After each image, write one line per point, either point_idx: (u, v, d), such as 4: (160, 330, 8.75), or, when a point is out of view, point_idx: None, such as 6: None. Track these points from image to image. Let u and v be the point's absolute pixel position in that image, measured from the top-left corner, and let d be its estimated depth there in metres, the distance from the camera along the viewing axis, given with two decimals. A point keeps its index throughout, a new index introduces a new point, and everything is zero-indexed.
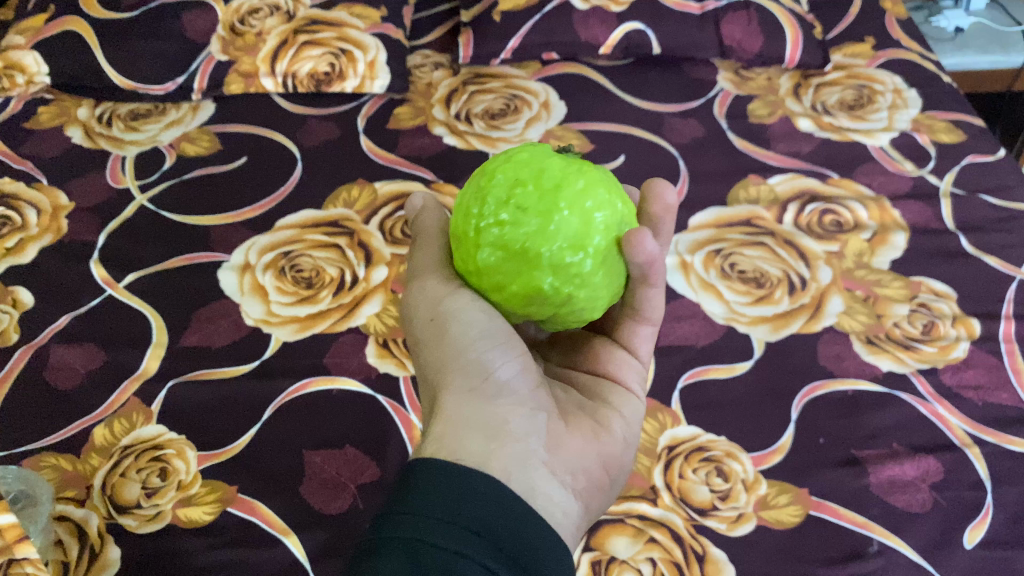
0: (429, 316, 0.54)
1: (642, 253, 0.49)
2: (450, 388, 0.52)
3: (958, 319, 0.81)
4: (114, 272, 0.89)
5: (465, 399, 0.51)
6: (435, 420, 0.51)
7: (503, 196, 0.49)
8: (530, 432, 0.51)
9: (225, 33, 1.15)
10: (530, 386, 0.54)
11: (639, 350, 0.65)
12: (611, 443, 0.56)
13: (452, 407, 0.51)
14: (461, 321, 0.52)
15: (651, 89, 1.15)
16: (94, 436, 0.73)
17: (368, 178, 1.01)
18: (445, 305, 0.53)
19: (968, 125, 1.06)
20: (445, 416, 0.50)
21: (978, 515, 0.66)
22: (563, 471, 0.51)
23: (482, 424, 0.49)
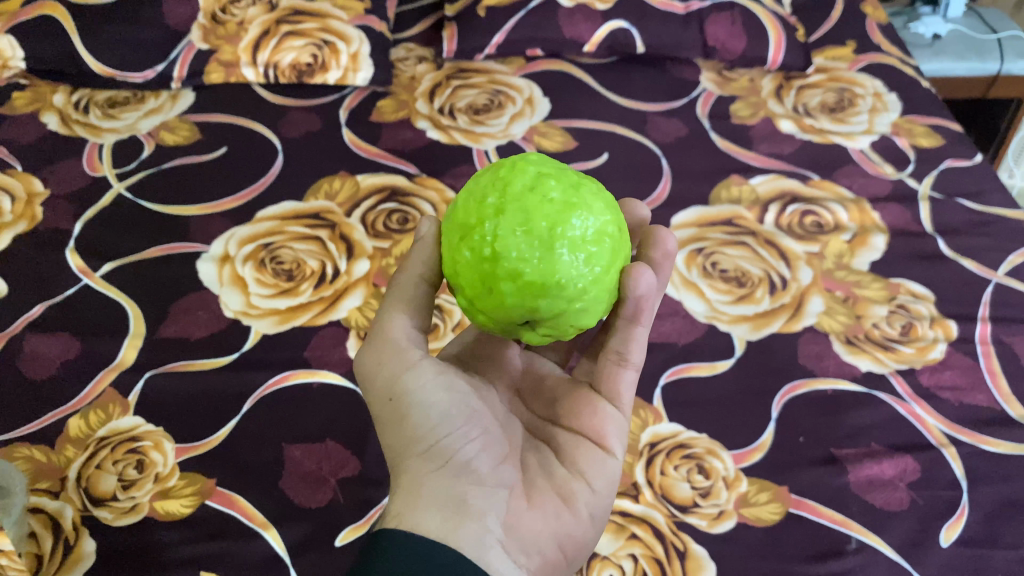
0: (389, 396, 0.52)
1: (642, 285, 0.55)
2: (410, 467, 0.52)
3: (936, 320, 0.82)
4: (90, 261, 0.88)
5: (425, 480, 0.51)
6: (394, 501, 0.51)
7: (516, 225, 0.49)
8: (490, 511, 0.51)
9: (206, 21, 1.13)
10: (494, 464, 0.54)
11: (621, 399, 0.61)
12: (574, 522, 0.55)
13: (411, 488, 0.50)
14: (422, 401, 0.52)
15: (635, 87, 1.15)
16: (69, 427, 0.72)
17: (350, 171, 1.00)
18: (407, 384, 0.52)
19: (947, 130, 1.08)
20: (405, 497, 0.50)
21: (953, 514, 0.67)
22: (518, 550, 0.51)
23: (445, 500, 0.50)
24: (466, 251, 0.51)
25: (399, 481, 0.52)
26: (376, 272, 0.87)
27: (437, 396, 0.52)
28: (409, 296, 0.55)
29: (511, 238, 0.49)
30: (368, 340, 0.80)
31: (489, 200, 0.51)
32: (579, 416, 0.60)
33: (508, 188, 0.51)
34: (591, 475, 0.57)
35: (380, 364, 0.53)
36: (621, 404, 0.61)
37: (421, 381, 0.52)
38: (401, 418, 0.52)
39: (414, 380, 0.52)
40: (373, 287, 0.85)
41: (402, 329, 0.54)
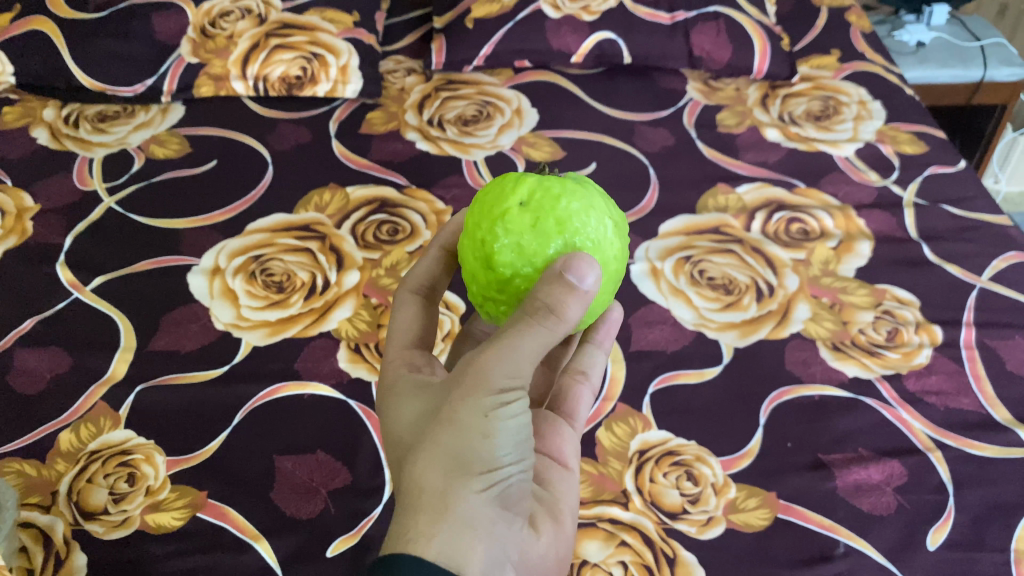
0: (486, 412, 0.46)
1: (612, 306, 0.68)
2: (464, 486, 0.45)
3: (921, 326, 0.83)
4: (81, 275, 0.88)
5: (476, 507, 0.45)
6: (429, 511, 0.44)
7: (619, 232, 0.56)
8: (509, 541, 0.47)
9: (195, 35, 1.14)
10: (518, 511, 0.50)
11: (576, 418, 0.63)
12: (564, 544, 0.54)
13: (458, 510, 0.45)
14: (507, 435, 0.47)
15: (622, 98, 1.16)
16: (59, 441, 0.72)
17: (340, 183, 1.01)
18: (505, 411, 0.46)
19: (931, 137, 1.09)
20: (446, 517, 0.44)
21: (940, 517, 0.67)
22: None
23: (481, 526, 0.45)
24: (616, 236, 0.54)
25: (441, 492, 0.45)
26: (366, 283, 0.87)
27: (517, 429, 0.48)
28: (550, 340, 0.48)
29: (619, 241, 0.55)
30: (359, 351, 0.81)
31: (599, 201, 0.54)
32: (543, 438, 0.60)
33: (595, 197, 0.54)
34: (568, 502, 0.57)
35: (494, 374, 0.46)
36: (575, 422, 0.63)
37: (515, 418, 0.47)
38: (484, 436, 0.46)
39: (509, 411, 0.47)
40: (364, 297, 0.86)
41: (532, 357, 0.47)
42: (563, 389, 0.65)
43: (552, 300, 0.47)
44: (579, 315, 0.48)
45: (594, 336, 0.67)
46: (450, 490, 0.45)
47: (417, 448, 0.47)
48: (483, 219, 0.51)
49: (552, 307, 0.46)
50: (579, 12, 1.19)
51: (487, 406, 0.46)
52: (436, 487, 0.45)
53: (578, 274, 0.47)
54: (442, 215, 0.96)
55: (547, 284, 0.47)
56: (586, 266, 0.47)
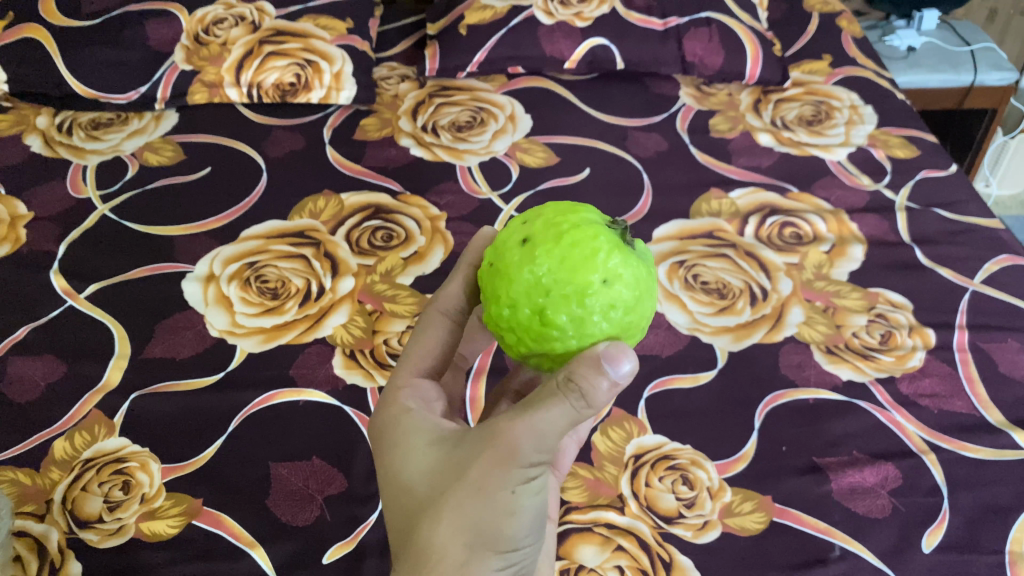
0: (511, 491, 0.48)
1: None
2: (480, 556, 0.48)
3: (914, 329, 0.83)
4: (75, 282, 0.88)
5: None
6: None
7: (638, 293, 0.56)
8: None
9: (189, 42, 1.14)
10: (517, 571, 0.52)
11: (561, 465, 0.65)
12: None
13: None
14: (529, 512, 0.49)
15: (615, 103, 1.17)
16: (54, 449, 0.72)
17: (334, 190, 1.01)
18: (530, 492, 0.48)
19: (922, 141, 1.10)
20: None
21: (935, 520, 0.67)
22: None
23: None
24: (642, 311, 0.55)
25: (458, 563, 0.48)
26: (361, 289, 0.87)
27: (538, 506, 0.50)
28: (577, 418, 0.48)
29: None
30: (354, 358, 0.80)
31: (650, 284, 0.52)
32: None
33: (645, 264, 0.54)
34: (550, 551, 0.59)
35: (528, 449, 0.47)
36: (557, 472, 0.65)
37: (536, 494, 0.49)
38: (508, 517, 0.48)
39: (532, 490, 0.49)
40: (358, 304, 0.86)
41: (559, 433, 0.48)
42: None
43: (587, 385, 0.46)
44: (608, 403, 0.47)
45: None
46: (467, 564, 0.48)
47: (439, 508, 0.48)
48: (566, 271, 0.48)
49: (585, 392, 0.46)
50: (572, 18, 1.20)
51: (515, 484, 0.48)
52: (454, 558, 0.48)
53: (613, 362, 0.46)
54: (436, 222, 0.96)
55: (586, 369, 0.46)
56: (624, 355, 0.47)
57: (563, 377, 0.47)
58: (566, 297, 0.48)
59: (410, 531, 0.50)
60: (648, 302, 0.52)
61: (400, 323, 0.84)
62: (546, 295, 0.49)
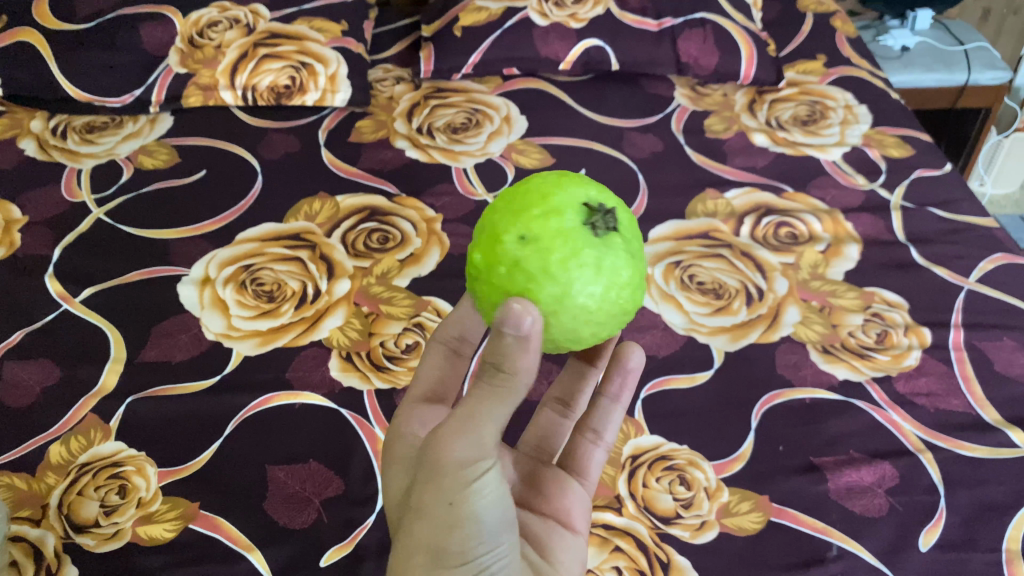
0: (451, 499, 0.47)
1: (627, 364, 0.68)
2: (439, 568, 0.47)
3: (910, 328, 0.83)
4: (70, 286, 0.88)
5: None
6: None
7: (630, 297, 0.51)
8: None
9: (183, 45, 1.14)
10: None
11: (588, 477, 0.65)
12: None
13: None
14: (481, 517, 0.47)
15: (610, 104, 1.17)
16: (49, 454, 0.71)
17: (330, 192, 1.01)
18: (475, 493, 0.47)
19: (916, 141, 1.10)
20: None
21: (932, 518, 0.68)
22: None
23: None
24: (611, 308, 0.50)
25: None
26: (358, 291, 0.87)
27: (492, 511, 0.48)
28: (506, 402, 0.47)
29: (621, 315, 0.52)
30: (350, 360, 0.80)
31: (608, 270, 0.49)
32: (552, 498, 0.61)
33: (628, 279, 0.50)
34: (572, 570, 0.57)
35: (457, 449, 0.46)
36: (585, 482, 0.65)
37: (485, 496, 0.47)
38: (452, 527, 0.47)
39: (477, 492, 0.47)
40: (355, 306, 0.86)
41: (494, 429, 0.47)
42: (573, 449, 0.66)
43: (494, 361, 0.46)
44: (526, 365, 0.46)
45: (610, 392, 0.68)
46: None
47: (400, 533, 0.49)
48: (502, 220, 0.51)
49: (499, 369, 0.46)
50: (567, 19, 1.20)
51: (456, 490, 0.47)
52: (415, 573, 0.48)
53: (514, 324, 0.45)
54: (432, 224, 0.96)
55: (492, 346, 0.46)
56: (526, 312, 0.45)
57: (483, 366, 0.47)
58: (489, 239, 0.51)
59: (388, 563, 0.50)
60: (581, 280, 0.48)
61: (397, 324, 0.84)
62: (483, 236, 0.52)
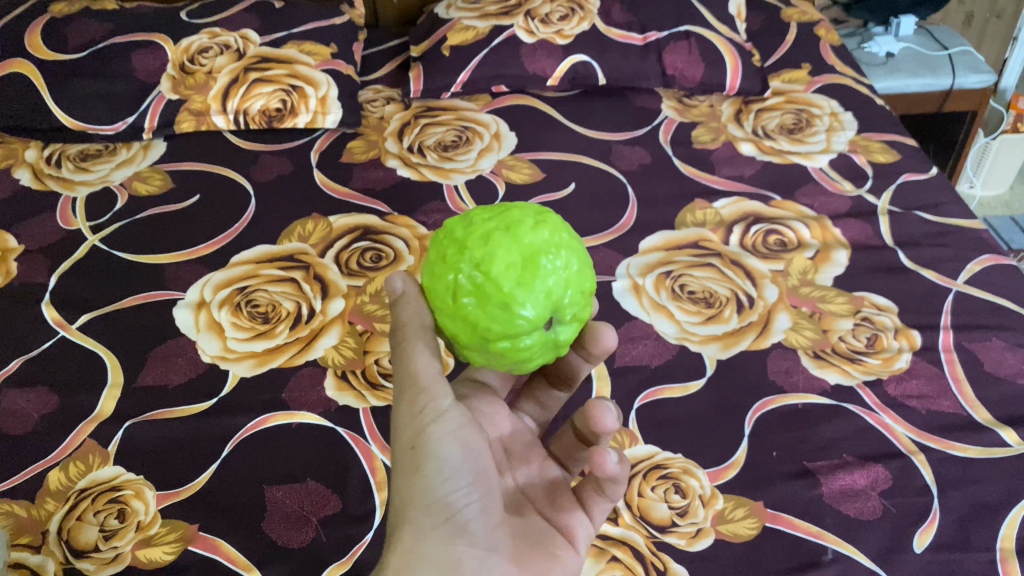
0: (412, 444, 0.51)
1: (605, 469, 0.54)
2: (414, 513, 0.50)
3: (900, 331, 0.84)
4: (67, 314, 0.88)
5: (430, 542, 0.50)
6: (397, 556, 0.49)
7: (493, 277, 0.52)
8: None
9: (175, 72, 1.15)
10: (488, 526, 0.52)
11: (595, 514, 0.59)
12: None
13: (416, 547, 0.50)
14: (442, 457, 0.51)
15: (598, 118, 1.18)
16: (48, 480, 0.72)
17: (322, 213, 1.02)
18: (432, 433, 0.51)
19: (902, 146, 1.11)
20: (401, 546, 0.50)
21: (925, 520, 0.68)
22: None
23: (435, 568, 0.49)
24: (467, 293, 0.53)
25: (399, 525, 0.51)
26: (352, 310, 0.88)
27: (452, 451, 0.51)
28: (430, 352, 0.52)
29: (483, 302, 0.52)
30: (345, 379, 0.81)
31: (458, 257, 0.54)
32: (557, 512, 0.59)
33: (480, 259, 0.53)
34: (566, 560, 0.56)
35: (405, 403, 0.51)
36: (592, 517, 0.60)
37: (444, 435, 0.51)
38: (418, 468, 0.50)
39: (435, 433, 0.51)
40: (349, 324, 0.86)
41: (431, 377, 0.52)
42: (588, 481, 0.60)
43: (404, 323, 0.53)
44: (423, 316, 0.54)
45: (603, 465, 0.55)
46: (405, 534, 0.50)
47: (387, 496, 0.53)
48: None
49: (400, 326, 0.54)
50: (553, 36, 1.22)
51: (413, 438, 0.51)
52: (397, 519, 0.51)
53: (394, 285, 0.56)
54: (424, 240, 0.97)
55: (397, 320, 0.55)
56: (395, 279, 0.57)
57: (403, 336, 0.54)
58: None
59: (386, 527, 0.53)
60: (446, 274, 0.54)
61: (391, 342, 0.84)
62: None
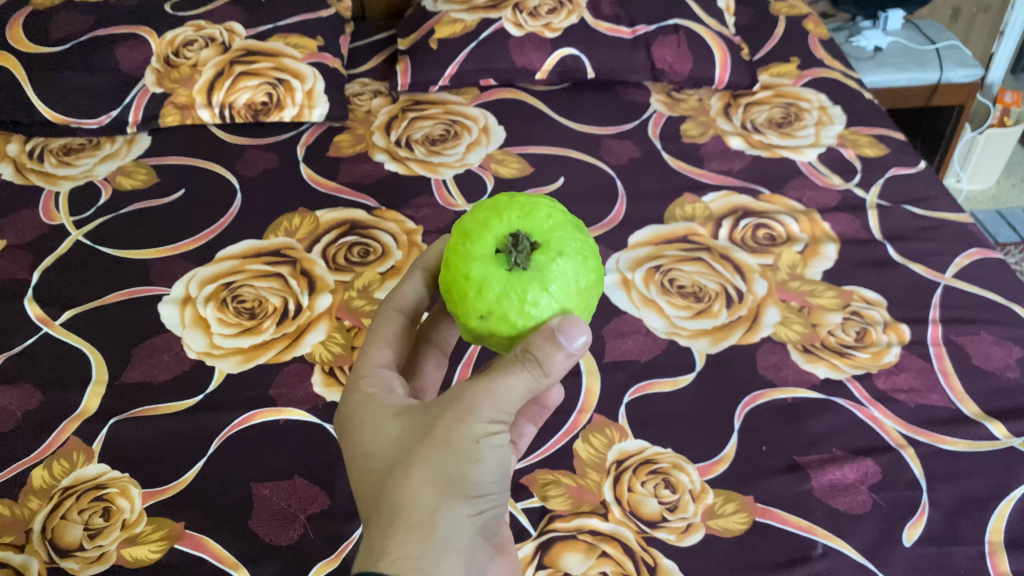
0: (478, 441, 0.48)
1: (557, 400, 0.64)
2: (447, 506, 0.47)
3: (889, 325, 0.84)
4: (50, 310, 0.87)
5: (457, 529, 0.47)
6: (417, 532, 0.46)
7: (594, 253, 0.53)
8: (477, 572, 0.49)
9: (159, 65, 1.14)
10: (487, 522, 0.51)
11: None
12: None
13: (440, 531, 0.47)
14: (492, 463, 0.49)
15: (586, 112, 1.17)
16: (32, 478, 0.71)
17: (309, 207, 1.01)
18: (497, 443, 0.49)
19: (891, 139, 1.11)
20: (430, 539, 0.46)
21: (915, 514, 0.68)
22: None
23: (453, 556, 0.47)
24: (593, 272, 0.52)
25: (428, 513, 0.47)
26: (339, 305, 0.87)
27: (501, 460, 0.49)
28: (532, 389, 0.49)
29: (596, 275, 0.52)
30: (333, 374, 0.80)
31: (563, 243, 0.51)
32: None
33: (581, 241, 0.52)
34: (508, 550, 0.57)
35: (486, 406, 0.48)
36: None
37: (501, 445, 0.49)
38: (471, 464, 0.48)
39: (499, 443, 0.49)
40: (337, 320, 0.86)
41: (517, 398, 0.49)
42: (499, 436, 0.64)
43: (543, 355, 0.48)
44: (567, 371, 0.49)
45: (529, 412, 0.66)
46: (433, 513, 0.47)
47: (406, 463, 0.48)
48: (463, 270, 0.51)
49: (540, 359, 0.48)
50: (541, 29, 1.21)
51: (478, 433, 0.48)
52: (425, 501, 0.47)
53: (569, 336, 0.48)
54: (413, 235, 0.96)
55: (541, 339, 0.48)
56: (579, 328, 0.49)
57: (525, 352, 0.48)
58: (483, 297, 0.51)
59: (380, 491, 0.49)
60: (565, 264, 0.50)
61: None
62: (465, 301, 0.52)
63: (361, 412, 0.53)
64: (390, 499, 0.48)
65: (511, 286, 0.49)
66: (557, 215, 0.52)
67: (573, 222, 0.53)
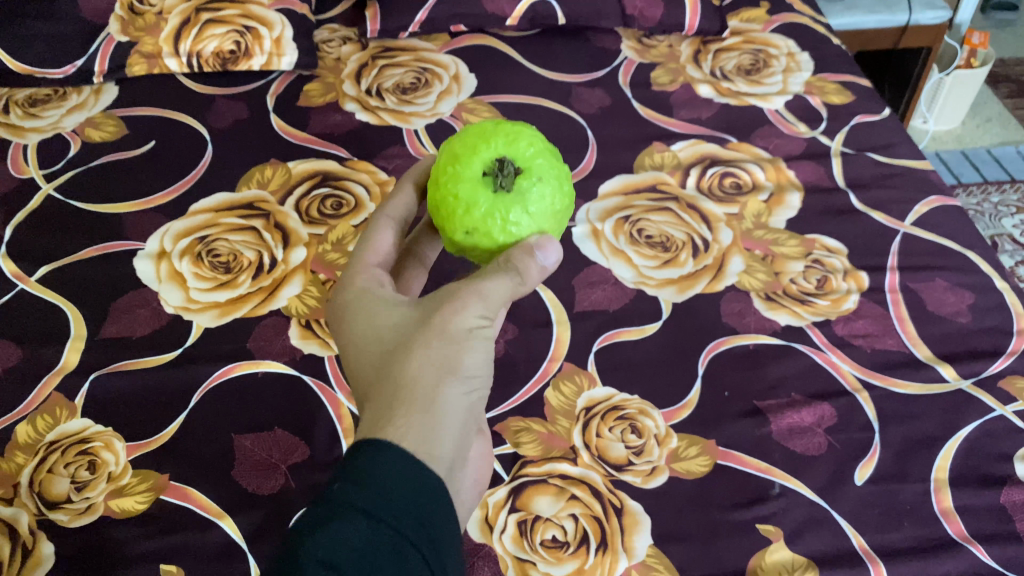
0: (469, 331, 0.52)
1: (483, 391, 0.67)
2: (447, 385, 0.51)
3: (848, 272, 0.87)
4: (25, 266, 0.88)
5: (455, 406, 0.51)
6: (420, 404, 0.49)
7: (564, 182, 0.60)
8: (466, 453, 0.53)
9: (123, 12, 1.11)
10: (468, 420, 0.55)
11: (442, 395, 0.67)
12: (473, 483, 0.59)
13: (441, 405, 0.50)
14: (482, 357, 0.53)
15: (558, 59, 1.17)
16: (16, 433, 0.73)
17: (281, 158, 1.01)
18: (484, 338, 0.53)
19: (857, 86, 1.13)
20: (432, 413, 0.49)
21: (867, 454, 0.72)
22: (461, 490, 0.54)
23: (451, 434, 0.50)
24: (561, 202, 0.59)
25: (430, 388, 0.50)
26: (314, 259, 0.88)
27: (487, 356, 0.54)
28: (512, 295, 0.55)
29: (562, 208, 0.60)
30: (310, 328, 0.82)
31: (540, 169, 0.57)
32: None
33: (552, 166, 0.59)
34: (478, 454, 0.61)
35: (477, 304, 0.53)
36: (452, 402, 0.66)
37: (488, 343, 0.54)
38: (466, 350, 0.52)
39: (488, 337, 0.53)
40: (311, 273, 0.87)
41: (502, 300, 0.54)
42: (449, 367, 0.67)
43: (523, 265, 0.54)
44: (538, 283, 0.56)
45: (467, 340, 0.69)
46: (436, 389, 0.50)
47: (406, 347, 0.52)
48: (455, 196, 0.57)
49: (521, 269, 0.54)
50: None
51: (471, 326, 0.52)
52: (426, 378, 0.50)
53: (545, 251, 0.56)
54: (385, 187, 0.97)
55: (521, 252, 0.55)
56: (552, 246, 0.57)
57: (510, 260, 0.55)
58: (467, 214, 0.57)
59: (381, 373, 0.52)
60: (542, 189, 0.57)
61: None
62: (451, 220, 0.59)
63: (355, 305, 0.56)
64: (392, 377, 0.51)
65: (496, 206, 0.56)
66: (537, 144, 0.59)
67: (548, 150, 0.60)
